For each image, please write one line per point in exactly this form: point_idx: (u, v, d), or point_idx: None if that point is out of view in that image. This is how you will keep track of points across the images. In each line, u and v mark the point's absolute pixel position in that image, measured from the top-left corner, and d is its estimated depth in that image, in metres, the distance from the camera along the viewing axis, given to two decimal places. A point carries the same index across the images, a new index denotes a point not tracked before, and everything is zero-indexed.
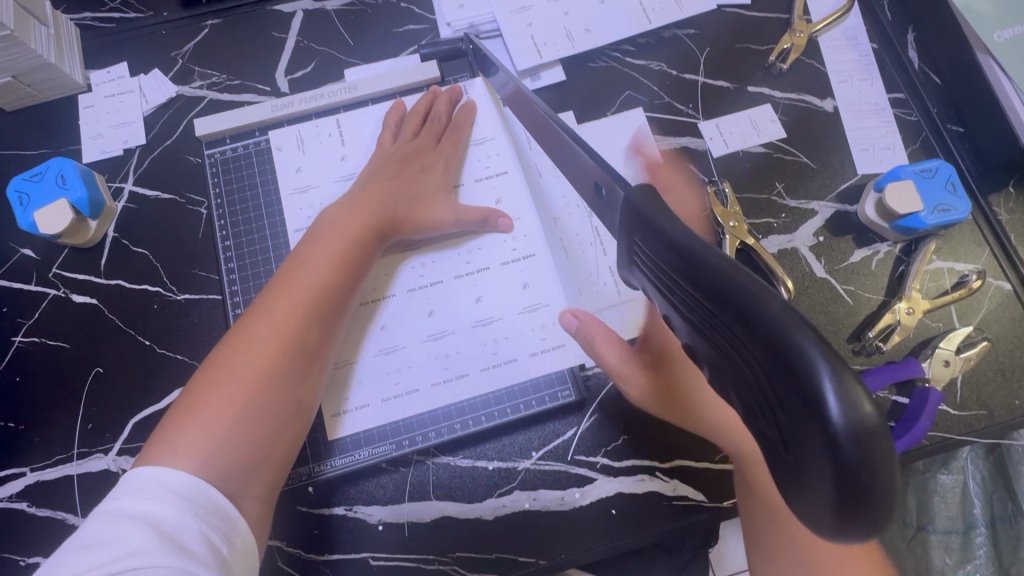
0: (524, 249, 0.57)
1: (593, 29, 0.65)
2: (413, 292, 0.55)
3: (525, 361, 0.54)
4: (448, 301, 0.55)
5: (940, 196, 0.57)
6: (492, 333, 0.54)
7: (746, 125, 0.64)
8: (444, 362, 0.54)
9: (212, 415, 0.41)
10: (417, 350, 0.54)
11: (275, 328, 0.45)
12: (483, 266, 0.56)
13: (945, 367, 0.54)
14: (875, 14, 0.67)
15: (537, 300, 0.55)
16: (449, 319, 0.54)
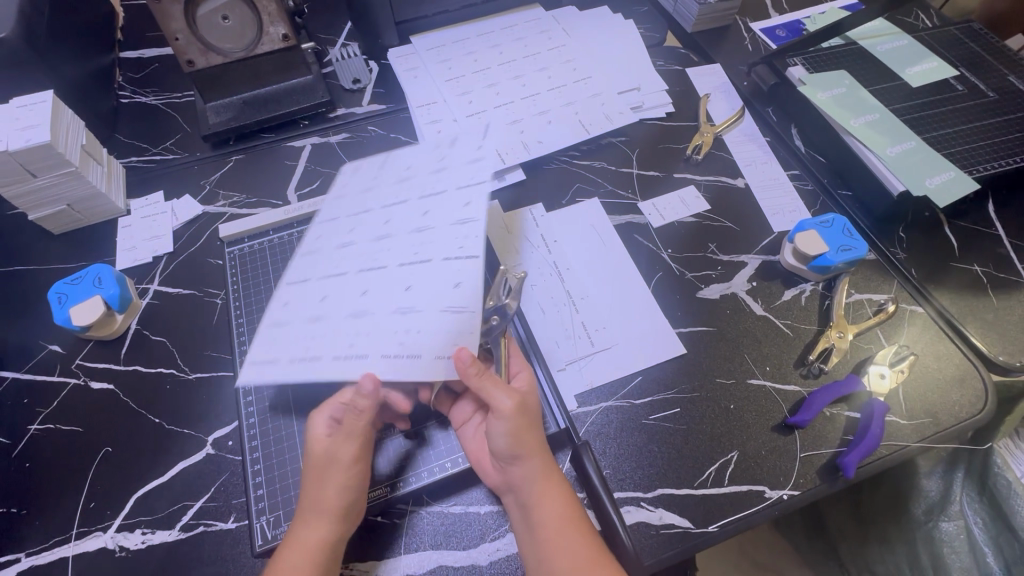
0: (471, 249, 0.51)
1: (544, 140, 0.81)
2: (323, 275, 0.52)
3: (429, 361, 0.48)
4: (337, 278, 0.52)
5: (840, 239, 0.68)
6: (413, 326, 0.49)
7: (677, 202, 0.77)
8: (355, 343, 0.48)
9: None
10: (337, 322, 0.50)
11: (308, 554, 0.47)
12: (424, 256, 0.52)
13: (883, 379, 0.61)
14: (764, 116, 0.86)
15: (465, 304, 0.50)
16: (378, 301, 0.50)
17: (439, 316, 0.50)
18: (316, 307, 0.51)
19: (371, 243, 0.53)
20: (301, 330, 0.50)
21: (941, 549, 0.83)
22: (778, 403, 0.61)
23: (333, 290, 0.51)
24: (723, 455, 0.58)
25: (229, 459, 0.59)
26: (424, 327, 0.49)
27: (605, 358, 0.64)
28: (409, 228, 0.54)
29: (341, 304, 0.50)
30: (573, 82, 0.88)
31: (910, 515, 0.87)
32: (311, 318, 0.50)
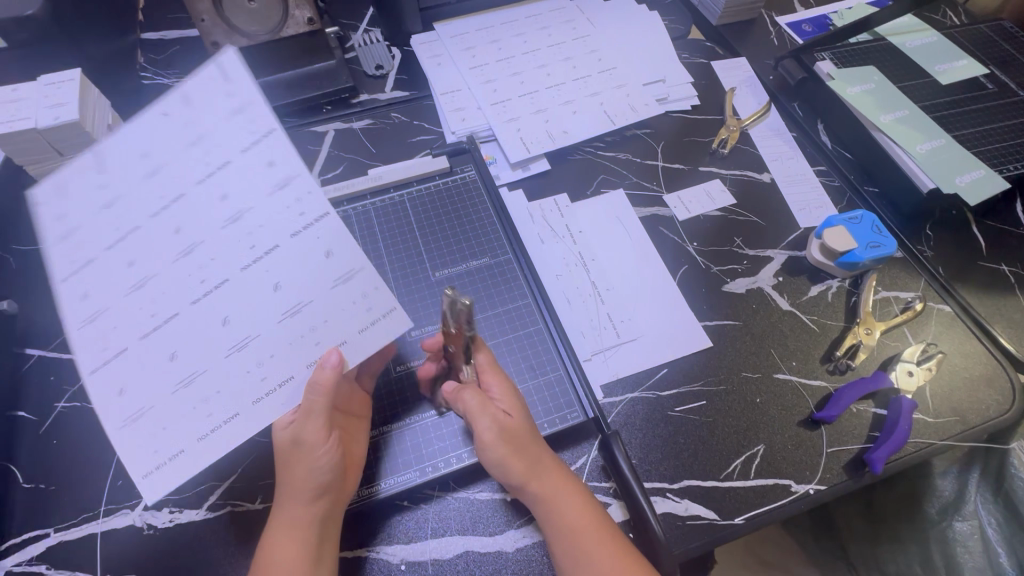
0: (313, 210, 0.44)
1: (569, 131, 0.81)
2: (145, 338, 0.40)
3: (353, 347, 0.47)
4: (189, 334, 0.41)
5: (869, 235, 0.68)
6: (306, 320, 0.45)
7: (702, 195, 0.77)
8: (258, 373, 0.44)
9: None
10: (217, 369, 0.42)
11: (293, 533, 0.47)
12: (269, 243, 0.43)
13: (910, 376, 0.61)
14: (790, 111, 0.85)
15: (348, 269, 0.46)
16: (250, 322, 0.43)
17: (332, 295, 0.46)
18: (177, 371, 0.42)
19: (155, 291, 0.40)
20: (171, 408, 0.42)
21: (954, 549, 0.81)
22: (804, 398, 0.61)
23: (187, 344, 0.42)
24: (749, 448, 0.58)
25: (255, 441, 0.59)
26: (329, 314, 0.46)
27: (632, 349, 0.64)
28: (214, 226, 0.41)
29: (204, 346, 0.42)
30: (598, 72, 0.87)
31: (925, 515, 0.85)
32: (172, 386, 0.41)
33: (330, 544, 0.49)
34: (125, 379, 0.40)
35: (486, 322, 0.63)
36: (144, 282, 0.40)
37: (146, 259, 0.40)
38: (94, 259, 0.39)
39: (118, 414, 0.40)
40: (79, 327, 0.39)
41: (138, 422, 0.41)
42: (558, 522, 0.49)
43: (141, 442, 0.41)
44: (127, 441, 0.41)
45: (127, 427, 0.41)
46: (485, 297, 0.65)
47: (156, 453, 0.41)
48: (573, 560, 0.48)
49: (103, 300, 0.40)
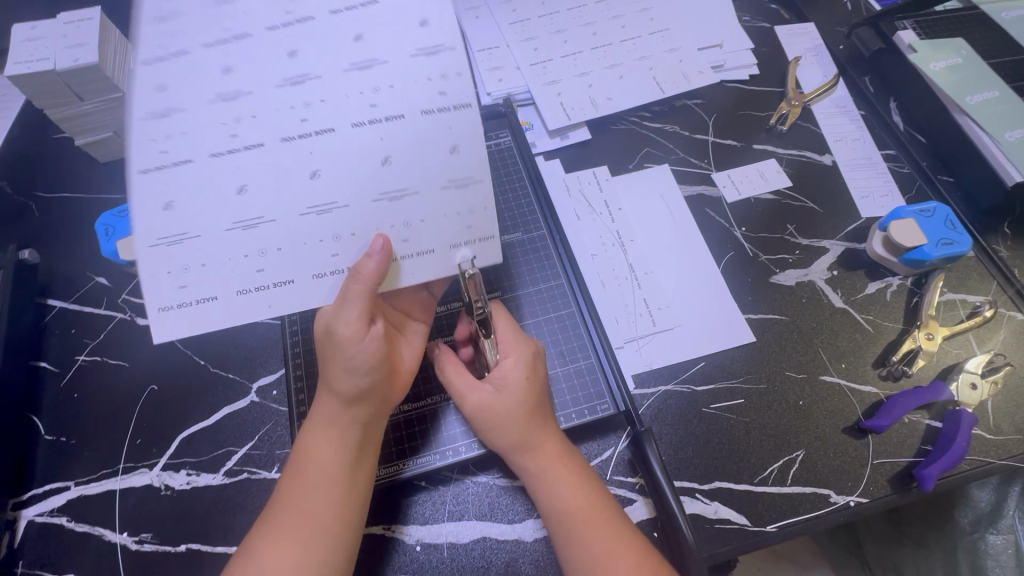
0: (455, 97, 0.40)
1: (614, 98, 0.74)
2: (216, 155, 0.38)
3: (440, 254, 0.44)
4: (268, 176, 0.39)
5: (941, 231, 0.61)
6: (400, 212, 0.42)
7: (755, 176, 0.71)
8: (331, 247, 0.42)
9: (300, 513, 0.44)
10: (289, 226, 0.41)
11: (332, 434, 0.46)
12: (394, 110, 0.39)
13: (974, 390, 0.56)
14: (860, 86, 0.77)
15: (468, 175, 0.42)
16: (343, 187, 0.40)
17: (438, 195, 0.42)
18: (239, 207, 0.39)
19: (230, 107, 0.37)
20: (221, 246, 0.40)
21: (985, 562, 0.67)
22: (852, 404, 0.57)
23: (259, 183, 0.39)
24: (787, 453, 0.54)
25: (273, 409, 0.58)
26: (428, 215, 0.43)
27: (670, 340, 0.60)
28: (336, 69, 0.38)
29: (280, 207, 0.40)
30: (648, 33, 0.80)
31: (953, 523, 0.69)
32: (238, 226, 0.40)
33: (370, 450, 0.48)
34: (173, 190, 0.38)
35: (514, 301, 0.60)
36: (238, 95, 0.37)
37: (236, 56, 0.37)
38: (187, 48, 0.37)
39: (154, 232, 0.38)
40: (141, 118, 0.37)
41: (175, 247, 0.39)
42: (552, 499, 0.47)
43: (167, 265, 0.39)
44: (151, 259, 0.39)
45: (155, 250, 0.39)
46: (515, 275, 0.62)
47: (173, 279, 0.40)
48: (566, 545, 0.46)
49: (180, 103, 0.37)
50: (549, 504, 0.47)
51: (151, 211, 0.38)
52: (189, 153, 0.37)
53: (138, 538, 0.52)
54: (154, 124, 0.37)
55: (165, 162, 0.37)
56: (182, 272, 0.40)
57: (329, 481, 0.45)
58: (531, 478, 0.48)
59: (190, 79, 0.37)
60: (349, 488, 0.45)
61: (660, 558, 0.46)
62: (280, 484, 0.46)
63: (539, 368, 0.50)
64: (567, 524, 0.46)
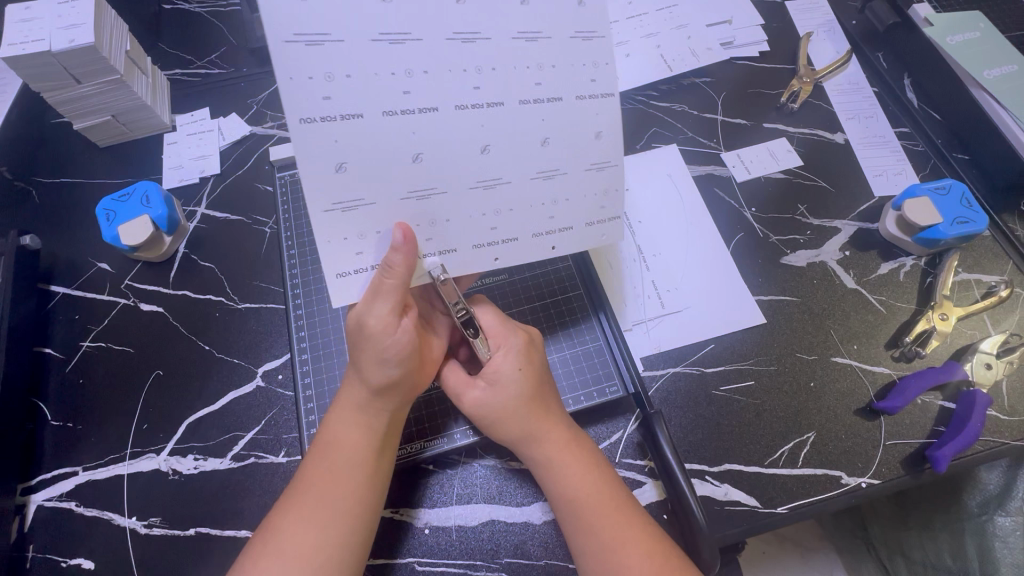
0: (604, 84, 0.43)
1: (621, 77, 0.73)
2: (388, 115, 0.38)
3: (578, 231, 0.46)
4: (442, 139, 0.40)
5: (956, 209, 0.60)
6: (553, 189, 0.44)
7: (765, 155, 0.69)
8: (490, 221, 0.44)
9: (322, 496, 0.44)
10: (456, 197, 0.42)
11: (356, 418, 0.46)
12: (555, 91, 0.42)
13: (988, 370, 0.55)
14: (873, 62, 0.75)
15: (604, 157, 0.45)
16: (509, 159, 0.42)
17: (583, 176, 0.45)
18: (410, 174, 0.40)
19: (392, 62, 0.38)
20: (391, 211, 0.41)
21: (991, 543, 0.67)
22: (864, 385, 0.56)
23: (359, 158, 0.39)
24: (798, 435, 0.54)
25: (279, 393, 0.57)
26: (570, 194, 0.45)
27: (682, 322, 0.59)
28: (505, 35, 0.40)
29: (452, 177, 0.41)
30: (656, 9, 0.77)
31: (961, 506, 0.69)
32: (412, 194, 0.41)
33: (395, 438, 0.48)
34: (346, 151, 0.38)
35: (520, 285, 0.60)
36: (403, 38, 0.38)
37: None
38: None
39: (329, 196, 0.39)
40: (291, 41, 0.35)
41: (349, 214, 0.40)
42: (572, 493, 0.46)
43: (343, 232, 0.40)
44: (325, 223, 0.40)
45: (329, 214, 0.39)
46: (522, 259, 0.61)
47: (349, 246, 0.41)
48: (576, 532, 0.45)
49: (337, 29, 0.36)
50: (560, 497, 0.46)
51: (327, 173, 0.38)
52: (360, 107, 0.38)
53: (147, 523, 0.52)
54: (303, 49, 0.36)
55: (333, 112, 0.37)
56: (358, 237, 0.41)
57: (354, 464, 0.45)
58: (543, 469, 0.47)
59: (354, 11, 0.36)
60: (371, 475, 0.45)
61: (671, 544, 0.46)
62: (301, 467, 0.46)
63: (540, 357, 0.50)
64: (584, 513, 0.45)
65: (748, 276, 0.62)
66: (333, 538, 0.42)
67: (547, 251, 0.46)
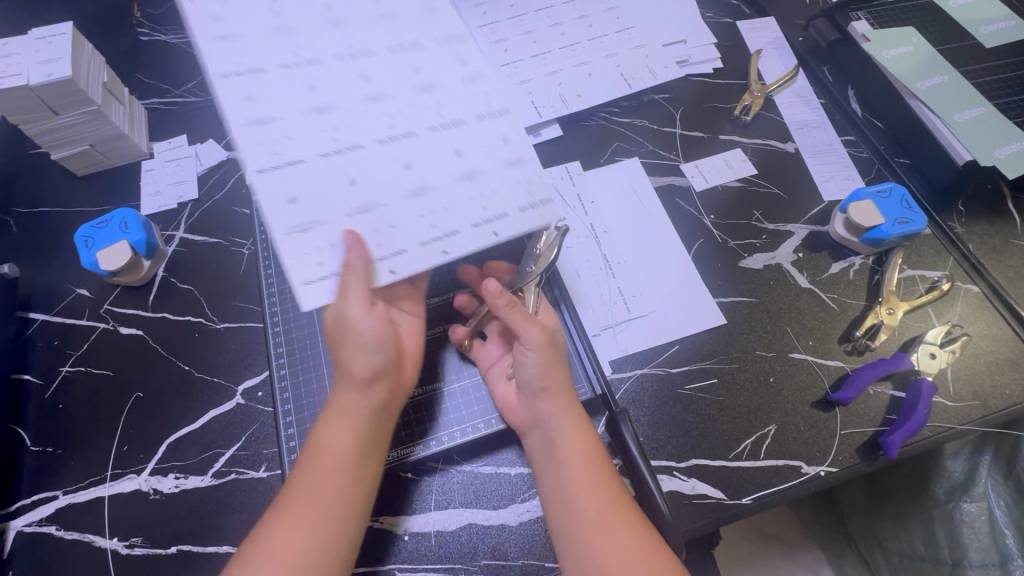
0: (500, 104, 0.50)
1: (583, 95, 0.76)
2: (328, 156, 0.45)
3: (515, 217, 0.48)
4: (377, 166, 0.46)
5: (896, 210, 0.64)
6: (480, 188, 0.48)
7: (722, 165, 0.73)
8: (433, 221, 0.46)
9: (315, 499, 0.45)
10: (401, 208, 0.46)
11: (347, 419, 0.47)
12: (458, 118, 0.49)
13: (933, 359, 0.58)
14: (819, 76, 0.80)
15: (520, 156, 0.49)
16: (432, 172, 0.47)
17: (504, 172, 0.49)
18: (352, 195, 0.45)
19: (285, 123, 0.45)
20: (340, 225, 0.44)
21: (959, 530, 0.69)
22: (820, 379, 0.59)
23: (308, 192, 0.44)
24: (760, 429, 0.57)
25: (259, 410, 0.59)
26: (498, 188, 0.48)
27: (646, 326, 0.62)
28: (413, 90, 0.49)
29: (392, 194, 0.46)
30: (615, 31, 0.81)
31: (928, 494, 0.72)
32: (356, 210, 0.45)
33: (384, 438, 0.50)
34: (296, 188, 0.44)
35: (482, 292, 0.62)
36: (331, 107, 0.46)
37: (326, 79, 0.47)
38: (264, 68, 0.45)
39: (286, 223, 0.43)
40: (244, 125, 0.44)
41: (305, 234, 0.43)
42: (581, 483, 0.48)
43: (301, 251, 0.43)
44: (286, 246, 0.43)
45: (289, 237, 0.43)
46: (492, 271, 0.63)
47: (308, 261, 0.43)
48: (575, 523, 0.47)
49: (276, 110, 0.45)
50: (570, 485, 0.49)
51: (281, 206, 0.43)
52: (302, 154, 0.44)
53: (129, 543, 0.53)
54: (255, 127, 0.44)
55: (281, 162, 0.44)
56: (315, 251, 0.43)
57: (349, 465, 0.46)
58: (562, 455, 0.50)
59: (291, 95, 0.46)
60: (361, 475, 0.47)
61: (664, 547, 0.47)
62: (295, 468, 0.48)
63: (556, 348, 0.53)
64: (589, 504, 0.48)
65: (709, 280, 0.65)
66: (325, 536, 0.44)
67: (491, 237, 0.47)
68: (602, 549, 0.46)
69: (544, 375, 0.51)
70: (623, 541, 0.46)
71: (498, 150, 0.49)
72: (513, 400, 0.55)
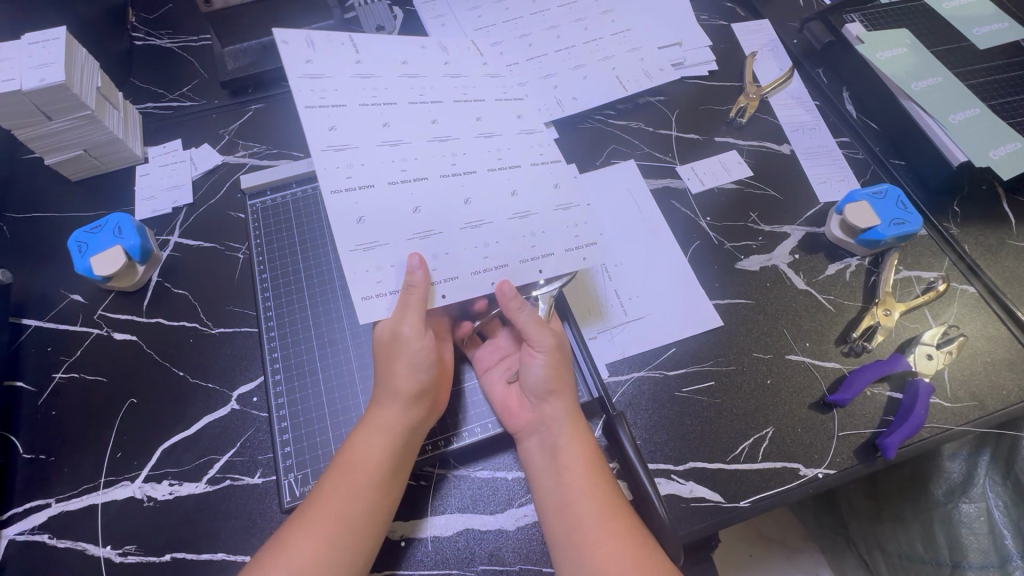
0: (549, 155, 0.58)
1: (579, 98, 0.76)
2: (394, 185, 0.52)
3: (560, 255, 0.55)
4: (437, 200, 0.53)
5: (892, 211, 0.64)
6: (530, 226, 0.54)
7: (717, 167, 0.73)
8: (484, 251, 0.53)
9: (337, 508, 0.46)
10: (455, 236, 0.52)
11: (383, 434, 0.49)
12: (512, 163, 0.57)
13: (930, 360, 0.58)
14: (813, 78, 0.80)
15: (568, 201, 0.56)
16: (488, 208, 0.54)
17: (553, 215, 0.56)
18: (414, 222, 0.52)
19: (359, 152, 0.52)
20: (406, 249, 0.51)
21: (959, 531, 0.68)
22: (817, 380, 0.59)
23: (374, 214, 0.51)
24: (758, 431, 0.56)
25: (254, 415, 0.58)
26: (546, 227, 0.55)
27: (643, 328, 0.61)
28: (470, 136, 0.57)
29: (449, 222, 0.53)
30: (610, 34, 0.81)
31: (928, 496, 0.71)
32: (416, 235, 0.51)
33: (412, 456, 0.51)
34: (364, 208, 0.50)
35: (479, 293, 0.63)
36: (398, 143, 0.54)
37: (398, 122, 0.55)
38: (346, 107, 0.54)
39: (355, 239, 0.49)
40: (326, 150, 0.51)
41: (370, 251, 0.50)
42: (583, 493, 0.48)
43: (366, 265, 0.49)
44: (352, 260, 0.49)
45: (355, 253, 0.49)
46: None
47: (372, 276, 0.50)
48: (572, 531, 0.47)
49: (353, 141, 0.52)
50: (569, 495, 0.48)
51: (351, 224, 0.50)
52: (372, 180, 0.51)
53: (122, 551, 0.52)
54: (333, 154, 0.51)
55: (353, 186, 0.51)
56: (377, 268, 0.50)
57: (375, 478, 0.48)
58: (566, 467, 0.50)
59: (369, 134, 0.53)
60: (386, 489, 0.48)
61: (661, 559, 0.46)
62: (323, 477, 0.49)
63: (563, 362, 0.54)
64: (588, 514, 0.47)
65: (706, 282, 0.65)
66: (337, 546, 0.45)
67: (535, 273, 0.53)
68: (594, 554, 0.45)
69: (549, 378, 0.52)
70: (617, 546, 0.46)
71: (547, 195, 0.56)
72: (514, 403, 0.55)
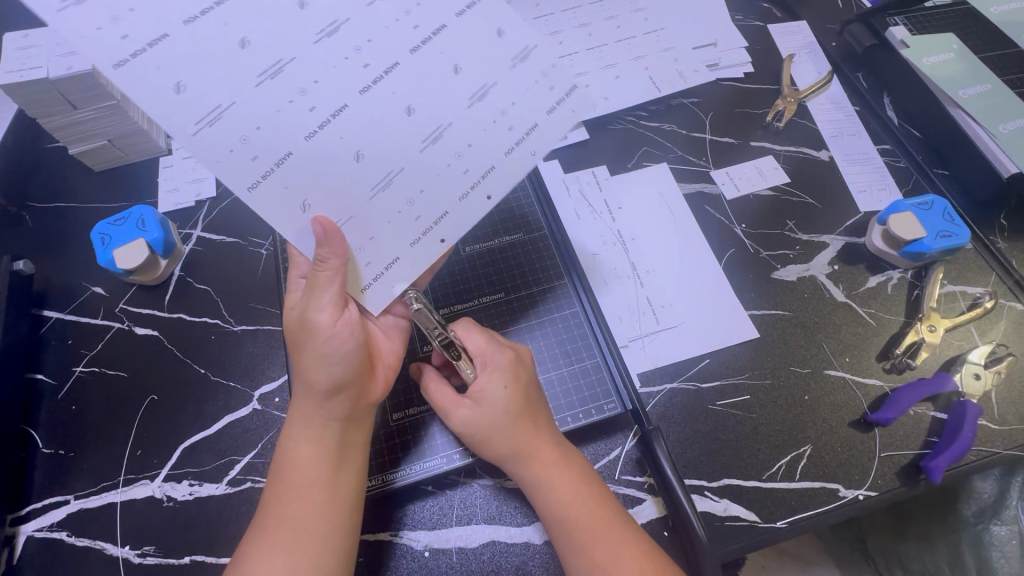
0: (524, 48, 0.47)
1: (611, 97, 0.74)
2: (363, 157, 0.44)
3: None
4: (415, 150, 0.45)
5: (940, 223, 0.61)
6: (523, 145, 0.47)
7: (753, 172, 0.71)
8: (480, 190, 0.47)
9: (283, 523, 0.43)
10: (448, 188, 0.46)
11: (306, 434, 0.46)
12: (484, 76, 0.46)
13: (976, 380, 0.56)
14: (853, 83, 0.77)
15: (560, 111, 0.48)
16: (474, 145, 0.46)
17: (548, 119, 0.48)
18: (403, 188, 0.45)
19: (255, 112, 0.41)
20: (394, 215, 0.46)
21: (989, 553, 0.66)
22: (857, 398, 0.57)
23: (352, 190, 0.44)
24: (795, 448, 0.54)
25: (276, 416, 0.57)
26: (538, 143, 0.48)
27: (678, 338, 0.59)
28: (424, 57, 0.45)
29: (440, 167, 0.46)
30: (643, 33, 0.79)
31: (957, 514, 0.69)
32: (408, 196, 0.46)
33: (353, 450, 0.47)
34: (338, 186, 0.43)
35: (486, 277, 0.62)
36: (350, 97, 0.43)
37: (323, 63, 0.42)
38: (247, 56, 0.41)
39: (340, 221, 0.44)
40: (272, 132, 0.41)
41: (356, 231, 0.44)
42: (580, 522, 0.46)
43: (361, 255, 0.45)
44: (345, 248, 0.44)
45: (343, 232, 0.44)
46: (501, 268, 0.62)
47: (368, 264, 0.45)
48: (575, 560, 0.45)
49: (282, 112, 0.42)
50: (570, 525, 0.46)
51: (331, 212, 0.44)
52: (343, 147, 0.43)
53: (141, 552, 0.51)
54: (268, 136, 0.41)
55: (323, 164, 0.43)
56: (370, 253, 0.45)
57: (309, 484, 0.45)
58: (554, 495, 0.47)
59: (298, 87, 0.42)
60: (329, 495, 0.45)
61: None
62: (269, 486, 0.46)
63: (511, 389, 0.49)
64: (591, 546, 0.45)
65: (741, 292, 0.63)
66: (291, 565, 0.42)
67: (529, 160, 0.48)
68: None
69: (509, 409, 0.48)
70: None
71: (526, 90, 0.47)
72: None
